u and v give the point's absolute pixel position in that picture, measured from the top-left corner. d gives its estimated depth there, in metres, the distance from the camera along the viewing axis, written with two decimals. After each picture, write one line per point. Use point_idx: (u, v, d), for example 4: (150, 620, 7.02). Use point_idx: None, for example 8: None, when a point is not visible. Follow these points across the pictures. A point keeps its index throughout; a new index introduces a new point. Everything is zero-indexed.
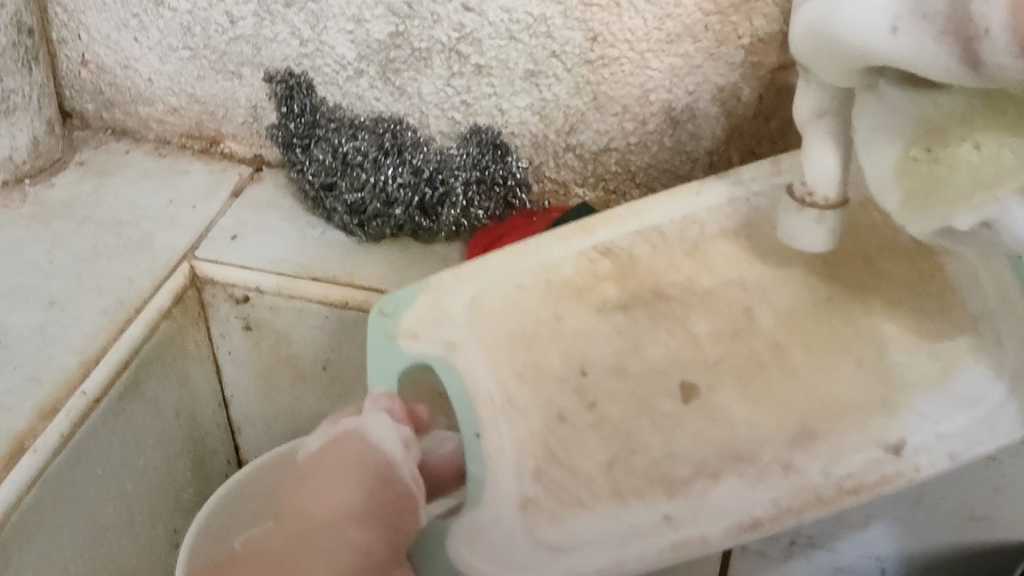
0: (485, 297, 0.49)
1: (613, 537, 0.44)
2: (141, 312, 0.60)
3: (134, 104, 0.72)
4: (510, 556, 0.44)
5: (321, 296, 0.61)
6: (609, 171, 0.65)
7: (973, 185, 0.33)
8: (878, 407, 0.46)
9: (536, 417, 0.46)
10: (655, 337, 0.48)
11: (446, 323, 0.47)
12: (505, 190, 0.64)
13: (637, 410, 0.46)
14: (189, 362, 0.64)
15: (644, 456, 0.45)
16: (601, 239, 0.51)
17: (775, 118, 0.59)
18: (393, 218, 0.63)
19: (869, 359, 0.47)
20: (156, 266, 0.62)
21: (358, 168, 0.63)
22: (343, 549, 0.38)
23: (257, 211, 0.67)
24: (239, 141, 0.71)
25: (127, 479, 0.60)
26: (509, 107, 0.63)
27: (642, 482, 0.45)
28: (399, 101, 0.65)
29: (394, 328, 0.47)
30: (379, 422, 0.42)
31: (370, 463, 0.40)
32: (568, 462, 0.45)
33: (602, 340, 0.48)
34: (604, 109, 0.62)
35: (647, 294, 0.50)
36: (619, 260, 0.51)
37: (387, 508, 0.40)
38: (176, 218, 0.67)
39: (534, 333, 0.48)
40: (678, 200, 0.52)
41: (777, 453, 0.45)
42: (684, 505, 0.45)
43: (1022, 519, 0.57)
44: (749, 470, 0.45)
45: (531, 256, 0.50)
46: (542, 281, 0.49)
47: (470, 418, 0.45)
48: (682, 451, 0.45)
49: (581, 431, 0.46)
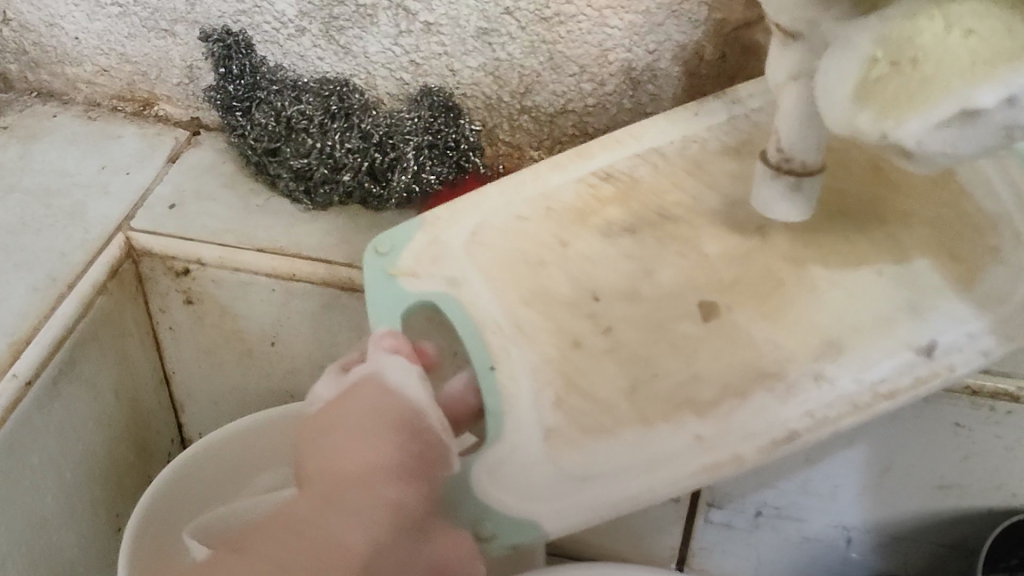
0: (486, 228, 0.48)
1: (640, 462, 0.40)
2: (74, 287, 0.56)
3: (60, 65, 0.68)
4: (534, 486, 0.40)
5: (267, 268, 0.58)
6: (565, 134, 0.63)
7: (971, 63, 0.28)
8: (906, 313, 0.42)
9: (550, 345, 0.43)
10: (666, 261, 0.46)
11: (447, 260, 0.46)
12: (459, 154, 0.60)
13: (652, 335, 0.43)
14: (128, 339, 0.61)
15: (665, 381, 0.42)
16: (599, 163, 0.50)
17: (739, 78, 0.57)
18: (341, 185, 0.60)
19: (896, 265, 0.44)
20: (90, 238, 0.59)
21: (303, 133, 0.60)
22: (376, 508, 0.35)
23: (197, 178, 0.64)
24: (174, 103, 0.68)
25: (65, 464, 0.56)
26: (461, 66, 0.61)
27: (666, 405, 0.41)
28: (343, 61, 0.62)
29: (393, 266, 0.46)
30: (393, 363, 0.39)
31: (397, 409, 0.37)
32: (589, 389, 0.42)
33: (609, 265, 0.46)
34: (561, 69, 0.59)
35: (653, 216, 0.48)
36: (619, 182, 0.49)
37: (419, 458, 0.37)
38: (108, 186, 0.63)
39: (539, 259, 0.46)
40: (678, 121, 0.51)
41: (804, 368, 0.41)
42: (715, 426, 0.40)
43: (989, 482, 0.59)
44: (776, 385, 0.41)
45: (528, 186, 0.49)
46: (543, 210, 0.48)
47: (482, 351, 0.43)
48: (705, 373, 0.42)
49: (596, 357, 0.43)
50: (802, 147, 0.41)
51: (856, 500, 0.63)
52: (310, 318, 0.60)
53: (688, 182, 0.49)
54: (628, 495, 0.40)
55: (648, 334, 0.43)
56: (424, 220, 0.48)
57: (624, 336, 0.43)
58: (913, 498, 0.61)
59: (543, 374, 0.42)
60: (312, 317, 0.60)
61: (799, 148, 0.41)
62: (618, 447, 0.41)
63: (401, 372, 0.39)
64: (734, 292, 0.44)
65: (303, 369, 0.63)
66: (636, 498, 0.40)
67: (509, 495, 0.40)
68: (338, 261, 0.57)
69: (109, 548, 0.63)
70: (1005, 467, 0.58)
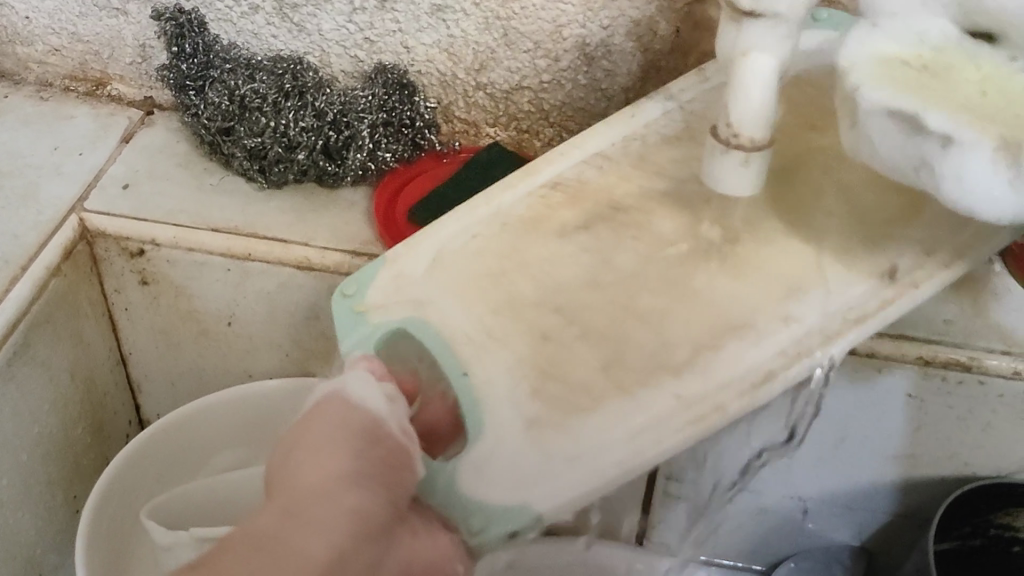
0: (446, 252, 0.47)
1: (625, 434, 0.40)
2: (28, 270, 0.56)
3: (10, 45, 0.67)
4: (522, 474, 0.40)
5: (222, 249, 0.58)
6: (520, 110, 0.63)
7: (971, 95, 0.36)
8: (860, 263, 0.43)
9: (520, 344, 0.43)
10: (623, 245, 0.46)
11: (414, 286, 0.46)
12: (414, 132, 0.61)
13: (618, 313, 0.44)
14: (83, 321, 0.60)
15: (638, 352, 0.42)
16: (546, 177, 0.50)
17: (693, 54, 0.57)
18: (296, 163, 0.60)
19: (843, 237, 0.45)
20: (43, 220, 0.58)
21: (256, 112, 0.60)
22: (341, 511, 0.34)
23: (150, 158, 0.63)
24: (127, 83, 0.67)
25: (22, 447, 0.56)
26: (415, 43, 0.61)
27: (643, 373, 0.42)
28: (298, 39, 0.62)
29: (360, 303, 0.46)
30: (358, 381, 0.40)
31: (358, 423, 0.38)
32: (564, 376, 0.42)
33: (562, 264, 0.46)
34: (515, 46, 0.59)
35: (605, 209, 0.48)
36: (568, 189, 0.49)
37: (381, 465, 0.37)
38: (62, 166, 0.62)
39: (500, 269, 0.46)
40: (615, 124, 0.51)
41: (771, 314, 0.42)
42: (700, 383, 0.41)
43: (939, 452, 0.60)
44: (748, 334, 0.42)
45: (481, 209, 0.49)
46: (497, 227, 0.48)
47: (452, 362, 0.43)
48: (674, 337, 0.42)
49: (568, 342, 0.43)
50: (752, 120, 0.41)
51: (810, 470, 0.63)
52: (265, 298, 0.60)
53: (637, 174, 0.49)
54: (618, 463, 0.40)
55: (615, 309, 0.44)
56: (384, 258, 0.47)
57: (591, 321, 0.44)
58: (867, 470, 0.62)
59: (519, 371, 0.43)
60: (267, 298, 0.60)
61: (747, 121, 0.41)
62: (596, 425, 0.41)
63: (367, 389, 0.40)
64: (693, 262, 0.45)
65: (261, 349, 0.63)
66: (626, 464, 0.40)
67: (491, 488, 0.40)
68: (294, 243, 0.58)
69: (67, 531, 0.63)
70: (957, 438, 0.59)
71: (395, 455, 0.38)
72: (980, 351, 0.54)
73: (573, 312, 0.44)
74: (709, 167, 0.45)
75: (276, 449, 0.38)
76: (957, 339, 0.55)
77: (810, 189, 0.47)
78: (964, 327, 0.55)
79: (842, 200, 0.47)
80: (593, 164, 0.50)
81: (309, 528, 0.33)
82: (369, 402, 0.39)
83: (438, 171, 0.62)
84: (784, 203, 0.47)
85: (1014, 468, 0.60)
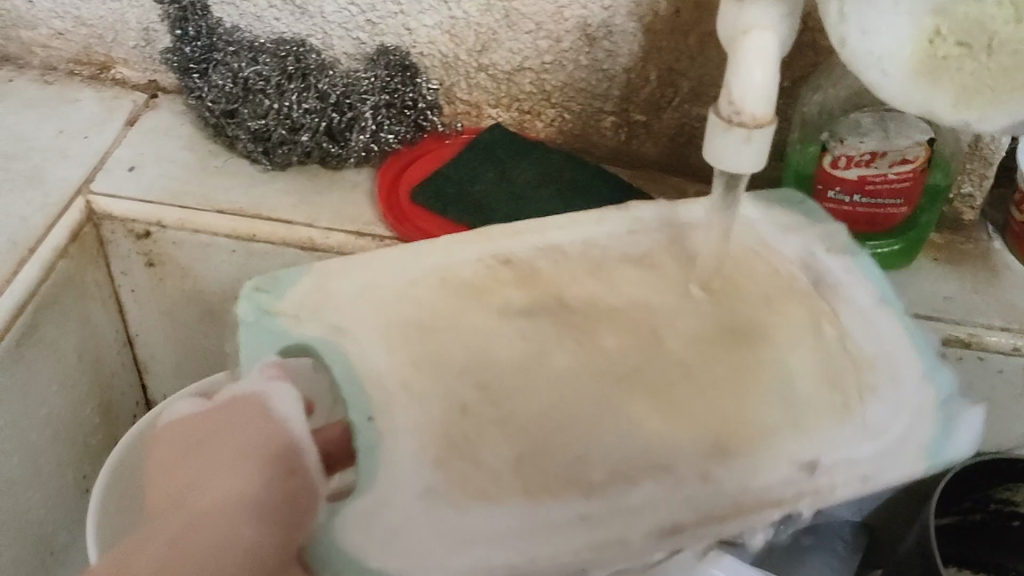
0: (374, 290, 0.46)
1: (525, 529, 0.37)
2: (36, 251, 0.56)
3: (15, 29, 0.68)
4: (408, 546, 0.36)
5: (227, 229, 0.58)
6: (522, 91, 0.63)
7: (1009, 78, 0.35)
8: (786, 433, 0.40)
9: (437, 407, 0.41)
10: (563, 346, 0.44)
11: (327, 312, 0.44)
12: (416, 114, 0.62)
13: (548, 412, 0.41)
14: (91, 302, 0.61)
15: (556, 462, 0.39)
16: (501, 249, 0.48)
17: (694, 33, 0.57)
18: (300, 145, 0.60)
19: (782, 392, 0.42)
20: (50, 202, 0.59)
21: (260, 94, 0.60)
22: (233, 546, 0.34)
23: (155, 141, 0.64)
24: (131, 67, 0.68)
25: (31, 427, 0.57)
26: (418, 25, 0.61)
27: (556, 484, 0.38)
28: (301, 22, 0.62)
29: (271, 304, 0.44)
30: (284, 391, 0.39)
31: (268, 441, 0.37)
32: (471, 453, 0.39)
33: (499, 341, 0.44)
34: (516, 27, 0.59)
35: (551, 301, 0.46)
36: (520, 268, 0.47)
37: (289, 489, 0.36)
38: (68, 149, 0.63)
39: (432, 324, 0.45)
40: (577, 224, 0.50)
41: (693, 464, 0.39)
42: (602, 506, 0.38)
43: None
44: (665, 478, 0.39)
45: (428, 258, 0.47)
46: (437, 278, 0.46)
47: (360, 397, 0.41)
48: (596, 457, 0.39)
49: (484, 424, 0.41)
50: (755, 95, 0.44)
51: None
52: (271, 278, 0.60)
53: (592, 280, 0.47)
54: (514, 548, 0.37)
55: (551, 409, 0.41)
56: (313, 267, 0.46)
57: (516, 408, 0.41)
58: None
59: (427, 432, 0.40)
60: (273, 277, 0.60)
61: (751, 97, 0.44)
62: (499, 514, 0.37)
63: (277, 400, 0.39)
64: (626, 395, 0.42)
65: None
66: (516, 561, 0.36)
67: (362, 537, 0.36)
68: (300, 224, 0.58)
69: (77, 510, 0.63)
70: None
71: (289, 459, 0.37)
72: (981, 329, 0.56)
73: (496, 390, 0.42)
74: (709, 149, 0.47)
75: (169, 440, 0.39)
76: (958, 317, 0.56)
77: (755, 320, 0.45)
78: (965, 302, 0.57)
79: (807, 357, 0.43)
80: (549, 256, 0.48)
81: (172, 563, 0.34)
82: (277, 411, 0.39)
83: (441, 151, 0.63)
84: (724, 339, 0.44)
85: (1013, 444, 0.61)
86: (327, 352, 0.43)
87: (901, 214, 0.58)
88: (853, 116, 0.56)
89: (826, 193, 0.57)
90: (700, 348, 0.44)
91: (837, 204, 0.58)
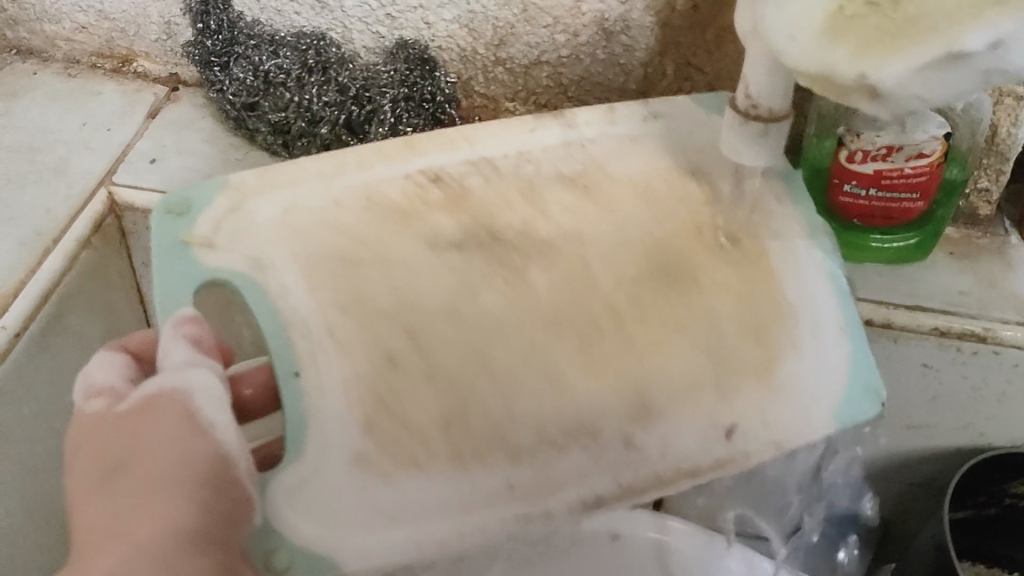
0: (295, 211, 0.46)
1: (450, 502, 0.39)
2: (60, 242, 0.57)
3: (39, 23, 0.69)
4: (345, 522, 0.38)
5: None
6: (540, 85, 0.63)
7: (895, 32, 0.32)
8: (711, 389, 0.42)
9: (363, 359, 0.41)
10: (492, 285, 0.44)
11: (251, 239, 0.45)
12: (435, 107, 0.62)
13: (471, 356, 0.42)
14: (113, 292, 0.62)
15: (483, 418, 0.41)
16: (426, 160, 0.49)
17: (712, 28, 0.57)
18: (319, 138, 0.60)
19: (705, 342, 0.43)
20: (73, 194, 0.60)
21: (280, 87, 0.61)
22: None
23: (177, 133, 0.64)
24: (153, 60, 0.68)
25: (55, 416, 0.57)
26: (436, 20, 0.61)
27: (480, 444, 0.40)
28: (321, 16, 0.63)
29: (186, 235, 0.44)
30: (197, 372, 0.37)
31: (189, 474, 0.34)
32: (401, 414, 0.40)
33: (428, 278, 0.44)
34: (534, 21, 0.60)
35: (483, 234, 0.47)
36: (450, 190, 0.48)
37: (222, 510, 0.34)
38: (91, 141, 0.64)
39: (356, 259, 0.44)
40: (509, 131, 0.51)
41: (619, 427, 0.41)
42: (530, 474, 0.40)
43: (955, 421, 0.61)
44: (591, 444, 0.41)
45: (349, 171, 0.48)
46: (363, 199, 0.47)
47: (286, 355, 0.41)
48: (522, 413, 0.41)
49: (413, 378, 0.41)
50: (772, 95, 0.44)
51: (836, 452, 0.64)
52: None
53: (520, 204, 0.48)
54: (439, 538, 0.38)
55: (468, 359, 0.42)
56: (231, 185, 0.47)
57: (439, 357, 0.42)
58: (884, 438, 0.64)
59: (353, 390, 0.40)
60: None
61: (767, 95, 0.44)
62: (423, 485, 0.39)
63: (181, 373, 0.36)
64: (554, 339, 0.43)
65: None
66: (446, 540, 0.39)
67: (310, 524, 0.38)
68: None
69: None
70: (973, 407, 0.60)
71: (217, 475, 0.34)
72: (996, 322, 0.56)
73: (422, 337, 0.42)
74: (726, 143, 0.48)
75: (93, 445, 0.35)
76: (974, 311, 0.56)
77: (692, 261, 0.46)
78: (979, 299, 0.57)
79: (732, 317, 0.44)
80: (479, 170, 0.49)
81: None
82: (204, 409, 0.36)
83: None
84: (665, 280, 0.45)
85: None
86: (246, 291, 0.43)
87: (917, 209, 0.58)
88: (868, 109, 0.55)
89: (842, 187, 0.57)
90: (635, 285, 0.45)
91: (853, 198, 0.57)
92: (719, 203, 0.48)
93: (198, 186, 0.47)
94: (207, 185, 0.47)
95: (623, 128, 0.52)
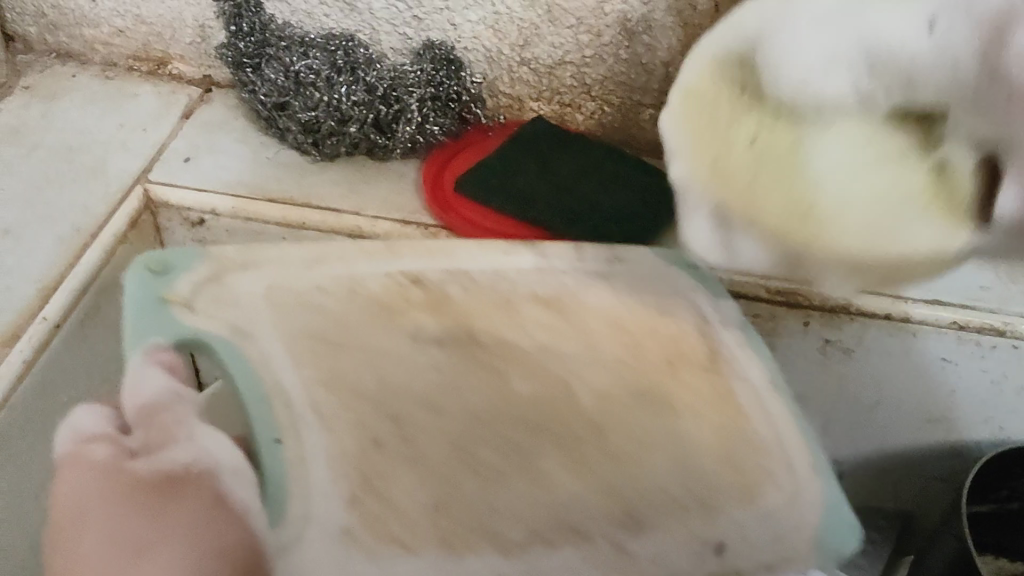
0: (274, 289, 0.50)
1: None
2: (97, 237, 0.59)
3: (78, 27, 0.71)
4: None
5: (275, 217, 0.61)
6: (564, 85, 0.65)
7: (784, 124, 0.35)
8: (693, 508, 0.43)
9: (348, 439, 0.43)
10: (473, 385, 0.47)
11: (229, 307, 0.48)
12: (459, 107, 0.64)
13: (452, 454, 0.44)
14: None
15: (466, 507, 0.42)
16: (407, 265, 0.53)
17: None
18: (347, 136, 0.62)
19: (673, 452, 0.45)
20: (110, 192, 0.61)
21: (311, 88, 0.62)
22: None
23: (210, 133, 0.66)
24: (187, 62, 0.70)
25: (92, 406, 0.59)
26: (462, 21, 0.63)
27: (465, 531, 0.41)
28: (349, 17, 0.65)
29: (164, 293, 0.48)
30: (216, 445, 0.39)
31: (230, 541, 0.36)
32: (387, 497, 0.41)
33: (409, 371, 0.48)
34: (558, 22, 0.61)
35: (462, 334, 0.50)
36: (430, 293, 0.52)
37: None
38: (128, 142, 0.65)
39: (339, 341, 0.48)
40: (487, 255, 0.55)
41: (603, 531, 0.42)
42: (518, 567, 0.40)
43: (975, 414, 0.62)
44: (579, 542, 0.41)
45: (338, 268, 0.52)
46: (346, 291, 0.51)
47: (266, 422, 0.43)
48: (500, 507, 0.42)
49: (395, 462, 0.43)
50: None
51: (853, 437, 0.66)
52: None
53: (497, 315, 0.51)
54: None
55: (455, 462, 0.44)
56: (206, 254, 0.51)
57: (423, 449, 0.44)
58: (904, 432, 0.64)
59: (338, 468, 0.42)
60: None
61: None
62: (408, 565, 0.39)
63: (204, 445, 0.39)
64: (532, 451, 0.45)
65: None
66: None
67: None
68: (344, 211, 0.61)
69: None
70: (992, 401, 0.61)
71: (250, 558, 0.36)
72: (1016, 317, 0.56)
73: (408, 427, 0.45)
74: None
75: (103, 526, 0.36)
76: (992, 306, 0.56)
77: (661, 384, 0.49)
78: (999, 294, 0.57)
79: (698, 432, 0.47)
80: (457, 281, 0.53)
81: None
82: (233, 489, 0.38)
83: (485, 143, 0.65)
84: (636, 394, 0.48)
85: None
86: (225, 352, 0.46)
87: None
88: None
89: None
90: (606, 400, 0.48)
91: None
92: (688, 340, 0.51)
93: (177, 251, 0.51)
94: (186, 255, 0.51)
95: (590, 263, 0.55)
